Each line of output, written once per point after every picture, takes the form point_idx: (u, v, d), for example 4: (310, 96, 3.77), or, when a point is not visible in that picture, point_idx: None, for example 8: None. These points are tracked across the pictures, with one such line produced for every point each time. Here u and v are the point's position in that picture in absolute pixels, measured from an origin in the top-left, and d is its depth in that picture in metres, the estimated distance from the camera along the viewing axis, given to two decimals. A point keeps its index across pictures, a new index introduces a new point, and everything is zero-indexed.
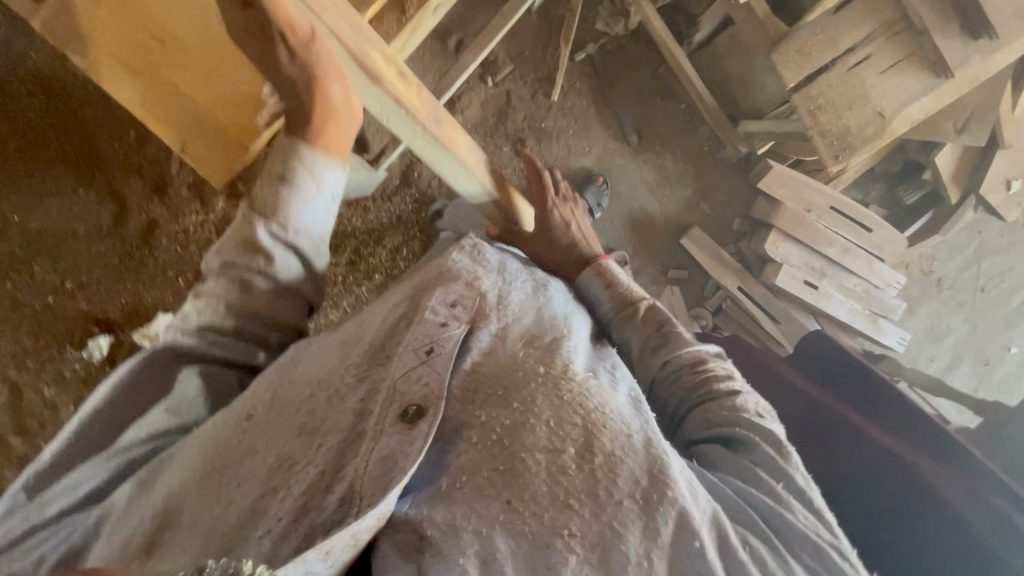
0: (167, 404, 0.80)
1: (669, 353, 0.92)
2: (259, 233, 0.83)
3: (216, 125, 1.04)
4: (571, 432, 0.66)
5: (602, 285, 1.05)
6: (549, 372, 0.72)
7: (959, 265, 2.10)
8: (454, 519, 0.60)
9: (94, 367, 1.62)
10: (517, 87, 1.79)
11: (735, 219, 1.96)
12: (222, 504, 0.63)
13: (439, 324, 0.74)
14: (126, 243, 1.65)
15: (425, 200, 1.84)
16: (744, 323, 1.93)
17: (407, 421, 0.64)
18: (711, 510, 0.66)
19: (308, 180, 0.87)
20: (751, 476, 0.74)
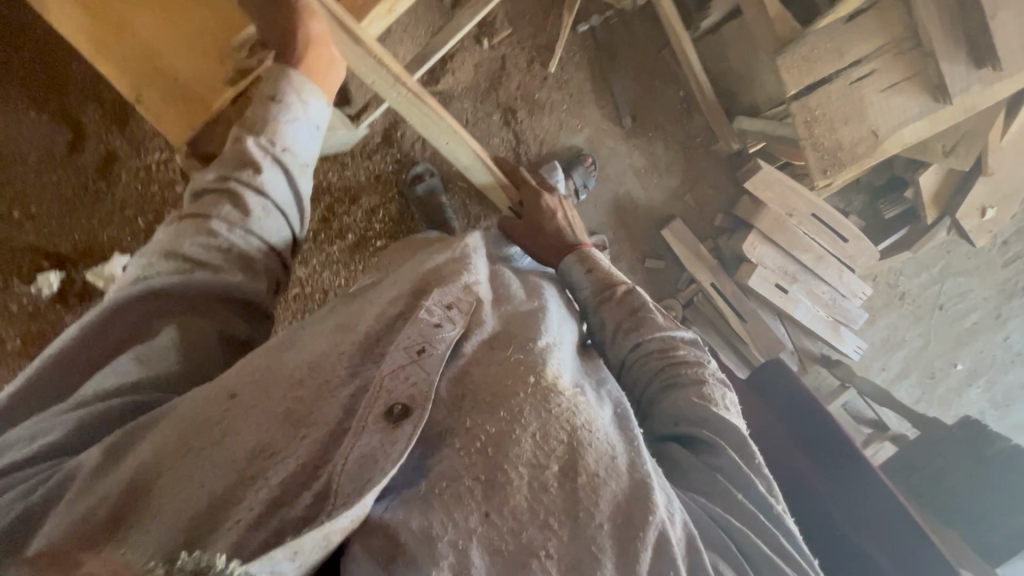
0: (135, 356, 0.73)
1: (641, 336, 0.93)
2: (248, 145, 0.85)
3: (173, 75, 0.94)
4: (556, 450, 0.67)
5: (582, 270, 1.05)
6: (540, 382, 0.72)
7: (923, 282, 2.17)
8: (430, 527, 0.59)
9: (44, 302, 1.55)
10: (513, 52, 1.71)
11: (718, 214, 1.95)
12: (189, 482, 0.58)
13: (433, 325, 0.73)
14: (81, 175, 1.55)
15: (407, 161, 1.77)
16: (711, 317, 1.98)
17: (391, 420, 0.63)
18: (685, 526, 0.67)
19: (295, 101, 0.89)
20: (719, 488, 0.76)
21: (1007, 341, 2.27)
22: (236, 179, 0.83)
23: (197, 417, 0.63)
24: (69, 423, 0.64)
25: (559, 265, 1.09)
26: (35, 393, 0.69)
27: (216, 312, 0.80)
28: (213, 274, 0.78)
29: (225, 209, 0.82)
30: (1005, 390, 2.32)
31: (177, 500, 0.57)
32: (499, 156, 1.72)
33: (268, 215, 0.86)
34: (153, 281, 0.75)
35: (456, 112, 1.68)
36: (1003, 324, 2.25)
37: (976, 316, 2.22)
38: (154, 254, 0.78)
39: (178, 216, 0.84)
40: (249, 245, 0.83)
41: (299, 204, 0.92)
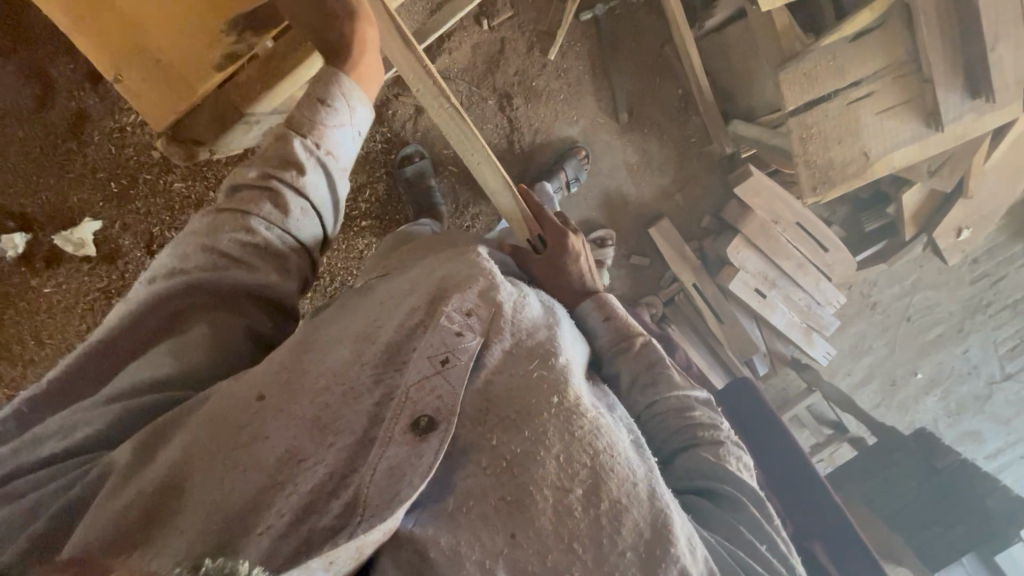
0: (170, 349, 0.72)
1: (658, 395, 0.96)
2: (294, 146, 0.81)
3: (163, 56, 0.89)
4: (580, 471, 0.68)
5: (600, 317, 1.02)
6: (563, 402, 0.71)
7: (895, 293, 2.23)
8: (458, 546, 0.62)
9: (9, 264, 1.49)
10: (513, 35, 1.66)
11: (705, 216, 1.96)
12: (222, 486, 0.59)
13: (454, 334, 0.70)
14: (50, 132, 1.46)
15: (397, 141, 1.73)
16: (691, 316, 2.01)
17: (418, 432, 0.63)
18: (705, 562, 0.71)
19: (344, 108, 0.85)
20: (743, 541, 0.85)
21: (966, 353, 2.37)
22: (278, 178, 0.80)
23: (227, 422, 0.63)
24: (106, 417, 0.65)
25: (575, 308, 1.05)
26: (75, 380, 0.70)
27: (247, 309, 0.78)
28: (248, 276, 0.76)
29: (265, 207, 0.79)
30: (958, 399, 2.44)
31: (209, 501, 0.58)
32: (492, 143, 1.69)
33: (306, 217, 0.83)
34: (184, 279, 0.74)
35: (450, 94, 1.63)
36: (964, 338, 2.34)
37: (940, 329, 2.31)
38: (192, 246, 0.77)
39: (215, 207, 0.81)
40: (284, 244, 0.81)
41: (336, 207, 0.89)
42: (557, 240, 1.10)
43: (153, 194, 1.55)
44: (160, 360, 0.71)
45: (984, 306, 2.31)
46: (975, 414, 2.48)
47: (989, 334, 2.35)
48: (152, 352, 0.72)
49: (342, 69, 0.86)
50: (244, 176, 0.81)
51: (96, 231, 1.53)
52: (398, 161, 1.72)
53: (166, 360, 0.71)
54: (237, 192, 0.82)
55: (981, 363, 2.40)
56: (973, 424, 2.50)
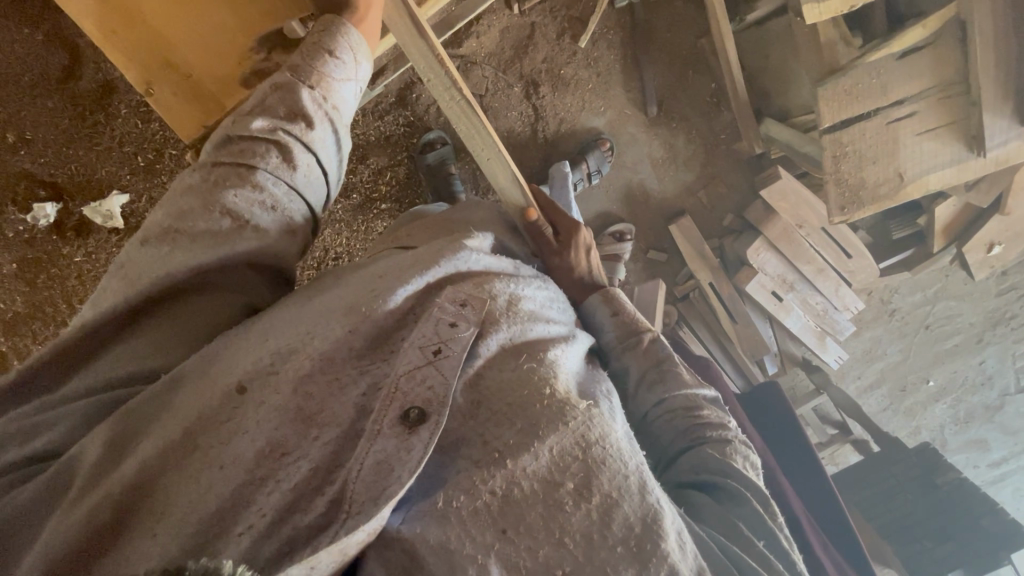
0: (148, 336, 0.74)
1: (668, 392, 0.98)
2: (303, 97, 0.81)
3: (190, 64, 0.89)
4: (572, 466, 0.69)
5: (608, 312, 1.05)
6: (555, 395, 0.74)
7: (916, 301, 2.19)
8: (448, 541, 0.63)
9: (40, 231, 1.54)
10: (544, 21, 1.61)
11: (728, 215, 1.92)
12: (197, 486, 0.60)
13: (448, 324, 0.72)
14: (78, 103, 1.47)
15: (419, 125, 1.71)
16: (704, 313, 2.02)
17: (407, 424, 0.64)
18: (695, 558, 0.69)
19: (349, 58, 0.86)
20: (739, 533, 0.81)
21: (982, 364, 2.34)
22: (285, 131, 0.79)
23: (208, 416, 0.64)
24: (80, 414, 0.68)
25: (583, 304, 1.09)
26: (54, 367, 0.71)
27: (241, 277, 0.79)
28: (252, 238, 0.75)
29: (272, 159, 0.79)
30: (967, 408, 2.43)
31: (183, 500, 0.59)
32: (516, 131, 1.67)
33: (312, 174, 0.83)
34: (180, 243, 0.73)
35: (476, 80, 1.59)
36: (982, 349, 2.31)
37: (958, 339, 2.28)
38: (192, 204, 0.75)
39: (210, 159, 0.78)
40: (291, 204, 0.80)
41: (339, 162, 0.89)
42: (570, 232, 1.12)
43: (177, 170, 1.57)
44: (144, 348, 0.73)
45: (1008, 319, 2.27)
46: (983, 423, 2.47)
47: (1008, 347, 2.31)
48: (137, 335, 0.74)
49: (350, 20, 0.88)
50: (246, 127, 0.79)
51: (123, 205, 1.56)
52: (419, 146, 1.71)
53: (155, 343, 0.73)
54: (231, 143, 0.79)
55: (996, 374, 2.37)
56: (980, 433, 2.49)
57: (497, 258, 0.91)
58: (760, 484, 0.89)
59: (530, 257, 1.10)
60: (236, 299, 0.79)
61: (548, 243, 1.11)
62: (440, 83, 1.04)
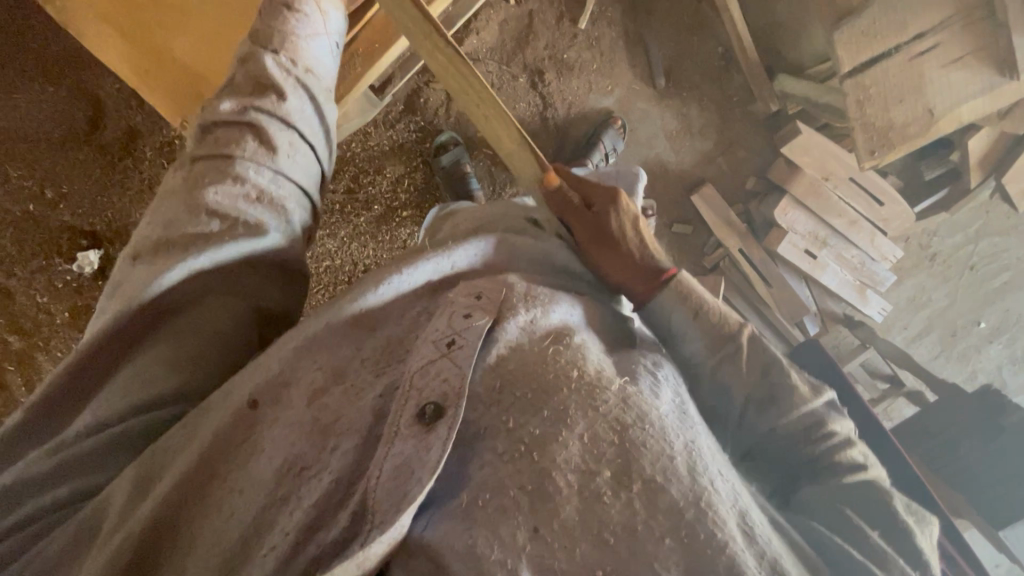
0: (156, 353, 0.70)
1: (784, 416, 0.78)
2: (267, 62, 0.82)
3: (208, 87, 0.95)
4: (606, 452, 0.62)
5: (685, 311, 0.86)
6: (584, 376, 0.68)
7: (957, 242, 2.14)
8: (474, 545, 0.57)
9: (86, 280, 1.59)
10: (542, 9, 1.60)
11: (750, 178, 1.89)
12: (222, 513, 0.59)
13: (463, 315, 0.71)
14: (107, 153, 1.54)
15: (431, 129, 1.73)
16: (738, 280, 1.97)
17: (425, 422, 0.61)
18: (761, 532, 0.61)
19: (313, 11, 0.88)
20: (850, 527, 0.72)
21: None
22: (256, 107, 0.79)
23: (227, 438, 0.62)
24: (95, 459, 0.64)
25: (647, 300, 0.90)
26: (68, 399, 0.69)
27: (246, 282, 0.77)
28: (243, 235, 0.74)
29: (249, 145, 0.78)
30: None
31: (210, 530, 0.58)
32: (526, 122, 1.66)
33: (295, 151, 0.82)
34: (171, 253, 0.72)
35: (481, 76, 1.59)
36: None
37: (1006, 276, 2.20)
38: (178, 212, 0.76)
39: (192, 156, 0.80)
40: (278, 189, 0.80)
41: (325, 135, 0.88)
42: (608, 199, 0.97)
43: None
44: (151, 368, 0.69)
45: None
46: None
47: None
48: (144, 352, 0.71)
49: None
50: (216, 111, 0.80)
51: None
52: (433, 149, 1.72)
53: (162, 359, 0.70)
54: (212, 137, 0.80)
55: None
56: None
57: (515, 241, 0.90)
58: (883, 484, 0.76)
59: (565, 253, 0.95)
60: (243, 303, 0.76)
61: (576, 211, 0.97)
62: (450, 68, 0.94)
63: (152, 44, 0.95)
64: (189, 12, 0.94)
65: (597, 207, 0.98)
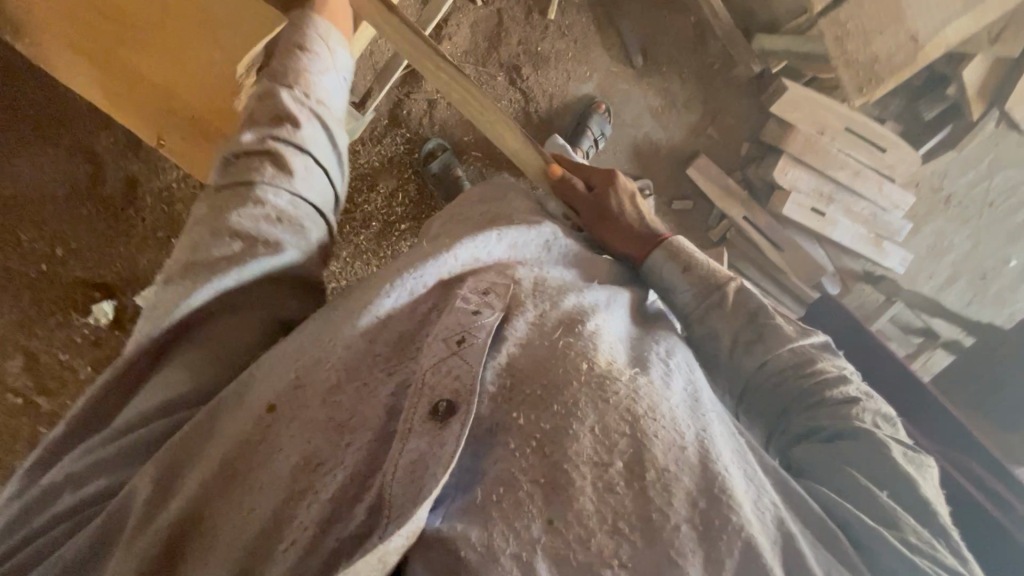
0: (181, 363, 0.71)
1: (769, 351, 0.83)
2: (282, 99, 0.82)
3: (199, 122, 0.99)
4: (619, 443, 0.59)
5: (676, 267, 0.92)
6: (594, 368, 0.65)
7: (970, 181, 2.07)
8: (491, 539, 0.53)
9: (104, 331, 1.62)
10: (509, 5, 1.62)
11: (744, 143, 1.86)
12: (241, 511, 0.56)
13: (471, 312, 0.68)
14: (109, 204, 1.58)
15: (417, 139, 1.75)
16: (749, 252, 1.91)
17: (437, 419, 0.59)
18: (774, 509, 0.60)
19: (322, 48, 0.88)
20: (855, 493, 0.69)
21: None
22: (274, 137, 0.79)
23: (243, 438, 0.59)
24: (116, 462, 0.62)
25: (643, 259, 0.96)
26: (100, 410, 0.69)
27: (265, 293, 0.77)
28: (265, 254, 0.74)
29: (268, 171, 0.78)
30: None
31: (229, 527, 0.56)
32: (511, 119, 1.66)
33: (311, 175, 0.82)
34: (196, 273, 0.71)
35: None
36: None
37: None
38: (203, 234, 0.74)
39: (217, 185, 0.79)
40: (297, 210, 0.79)
41: (339, 161, 0.88)
42: (605, 176, 1.05)
43: None
44: (176, 382, 0.69)
45: None
46: None
47: None
48: (173, 366, 0.71)
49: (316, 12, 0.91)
50: (239, 142, 0.79)
51: None
52: (421, 158, 1.74)
53: (190, 373, 0.70)
54: (234, 164, 0.79)
55: None
56: None
57: (523, 227, 0.87)
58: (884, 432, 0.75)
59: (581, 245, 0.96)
60: (268, 316, 0.77)
61: (580, 194, 1.04)
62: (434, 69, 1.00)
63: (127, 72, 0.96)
64: (155, 39, 0.92)
65: (596, 186, 1.05)
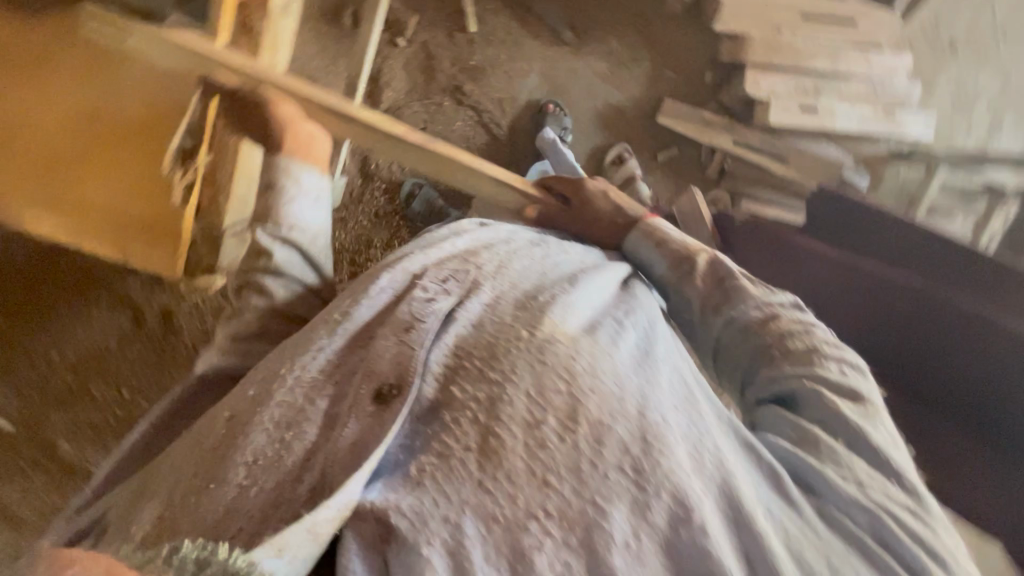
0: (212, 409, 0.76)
1: (735, 309, 0.80)
2: (258, 238, 0.82)
3: (152, 230, 1.13)
4: (554, 401, 0.63)
5: (651, 244, 0.93)
6: (534, 335, 0.68)
7: (970, 17, 1.90)
8: (422, 504, 0.56)
9: None
10: (431, 35, 1.68)
11: (706, 72, 1.81)
12: (195, 500, 0.58)
13: (426, 299, 0.70)
14: (154, 336, 1.58)
15: (394, 187, 1.81)
16: (753, 174, 1.83)
17: (383, 402, 0.63)
18: (713, 462, 0.63)
19: (286, 184, 0.84)
20: (805, 437, 0.68)
21: None
22: (255, 271, 0.82)
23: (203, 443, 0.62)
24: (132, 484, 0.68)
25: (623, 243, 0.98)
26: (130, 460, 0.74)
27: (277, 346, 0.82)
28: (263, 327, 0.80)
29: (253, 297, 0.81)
30: None
31: (188, 515, 0.57)
32: (469, 136, 1.71)
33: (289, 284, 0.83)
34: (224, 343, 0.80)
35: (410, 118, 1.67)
36: None
37: None
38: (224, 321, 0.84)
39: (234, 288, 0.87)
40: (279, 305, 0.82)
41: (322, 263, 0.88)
42: (572, 184, 1.08)
43: None
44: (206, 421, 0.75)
45: None
46: None
47: None
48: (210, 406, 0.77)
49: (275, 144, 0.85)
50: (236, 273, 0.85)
51: None
52: (403, 202, 1.80)
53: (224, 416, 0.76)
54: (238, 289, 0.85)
55: None
56: None
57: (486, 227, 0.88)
58: (843, 383, 0.72)
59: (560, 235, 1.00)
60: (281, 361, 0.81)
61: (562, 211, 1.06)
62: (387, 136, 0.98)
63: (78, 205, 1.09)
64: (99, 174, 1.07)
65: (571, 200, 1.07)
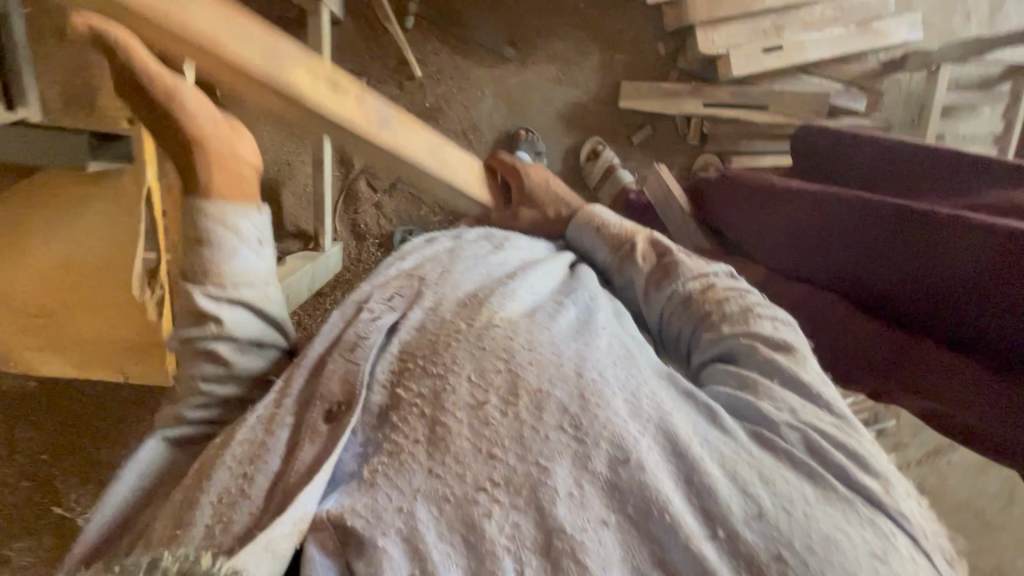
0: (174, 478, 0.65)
1: (674, 279, 0.80)
2: (199, 302, 0.66)
3: (141, 345, 1.11)
4: (494, 381, 0.62)
5: (593, 230, 0.92)
6: (475, 324, 0.68)
7: None
8: (375, 500, 0.55)
9: None
10: (382, 91, 1.74)
11: (658, 44, 1.77)
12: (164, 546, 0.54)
13: (370, 316, 0.70)
14: None
15: (386, 239, 1.85)
16: (733, 130, 1.80)
17: (331, 419, 0.62)
18: (652, 403, 0.61)
19: (223, 232, 0.67)
20: (741, 375, 0.67)
21: None
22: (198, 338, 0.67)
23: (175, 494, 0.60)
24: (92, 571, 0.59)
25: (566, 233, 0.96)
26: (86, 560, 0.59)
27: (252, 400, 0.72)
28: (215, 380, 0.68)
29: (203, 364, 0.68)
30: None
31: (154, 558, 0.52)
32: None
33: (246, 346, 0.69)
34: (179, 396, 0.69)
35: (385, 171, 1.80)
36: None
37: None
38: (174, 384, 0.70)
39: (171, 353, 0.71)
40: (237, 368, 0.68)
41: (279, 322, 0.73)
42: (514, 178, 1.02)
43: None
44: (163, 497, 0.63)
45: None
46: None
47: None
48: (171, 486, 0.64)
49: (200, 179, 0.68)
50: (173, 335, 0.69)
51: None
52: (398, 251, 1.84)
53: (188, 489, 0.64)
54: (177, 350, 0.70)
55: None
56: None
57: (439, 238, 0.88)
58: (774, 333, 0.71)
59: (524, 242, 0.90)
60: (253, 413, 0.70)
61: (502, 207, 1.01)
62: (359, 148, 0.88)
63: (70, 341, 1.10)
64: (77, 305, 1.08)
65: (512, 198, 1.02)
